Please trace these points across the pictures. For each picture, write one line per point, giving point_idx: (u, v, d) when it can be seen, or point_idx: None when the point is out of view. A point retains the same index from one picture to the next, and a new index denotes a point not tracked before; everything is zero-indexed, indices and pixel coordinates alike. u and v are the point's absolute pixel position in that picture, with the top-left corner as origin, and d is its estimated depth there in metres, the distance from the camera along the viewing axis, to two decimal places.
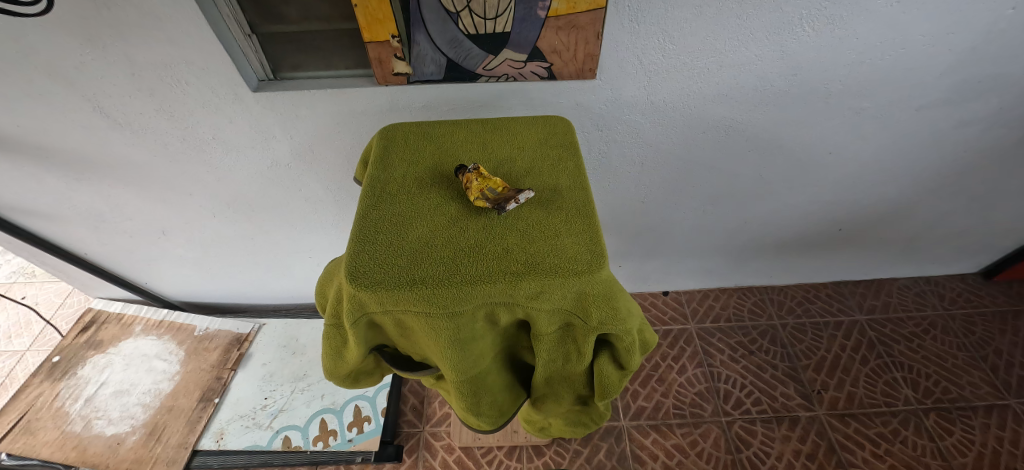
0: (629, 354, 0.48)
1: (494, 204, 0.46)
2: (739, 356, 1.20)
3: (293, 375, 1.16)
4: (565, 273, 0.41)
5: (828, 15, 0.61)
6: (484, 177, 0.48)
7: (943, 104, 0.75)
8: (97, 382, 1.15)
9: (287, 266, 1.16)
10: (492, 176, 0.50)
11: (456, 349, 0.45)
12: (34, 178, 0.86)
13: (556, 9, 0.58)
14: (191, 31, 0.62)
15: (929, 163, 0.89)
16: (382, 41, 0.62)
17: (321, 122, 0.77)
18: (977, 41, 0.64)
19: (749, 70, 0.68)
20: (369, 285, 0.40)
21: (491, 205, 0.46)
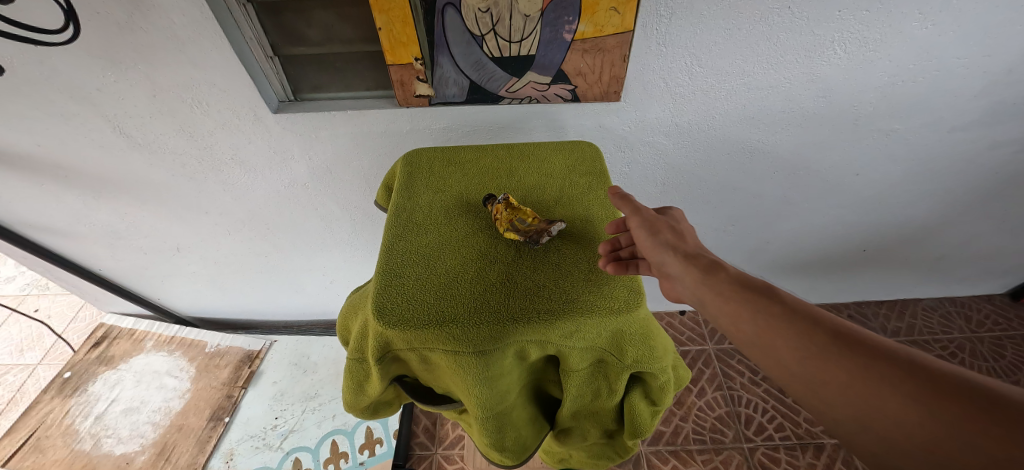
0: (664, 392, 0.46)
1: (525, 236, 0.45)
2: (759, 379, 1.16)
3: (304, 394, 1.14)
4: (601, 312, 0.39)
5: (860, 37, 0.59)
6: (514, 208, 0.47)
7: (977, 126, 0.73)
8: (108, 399, 1.14)
9: (300, 283, 1.15)
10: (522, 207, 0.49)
11: (484, 387, 0.43)
12: (53, 196, 0.86)
13: (583, 32, 0.57)
14: (216, 54, 0.62)
15: (960, 185, 0.87)
16: (405, 63, 0.62)
17: (340, 143, 0.76)
18: (1013, 63, 0.62)
19: (776, 92, 0.67)
20: (398, 323, 0.38)
21: (522, 237, 0.44)
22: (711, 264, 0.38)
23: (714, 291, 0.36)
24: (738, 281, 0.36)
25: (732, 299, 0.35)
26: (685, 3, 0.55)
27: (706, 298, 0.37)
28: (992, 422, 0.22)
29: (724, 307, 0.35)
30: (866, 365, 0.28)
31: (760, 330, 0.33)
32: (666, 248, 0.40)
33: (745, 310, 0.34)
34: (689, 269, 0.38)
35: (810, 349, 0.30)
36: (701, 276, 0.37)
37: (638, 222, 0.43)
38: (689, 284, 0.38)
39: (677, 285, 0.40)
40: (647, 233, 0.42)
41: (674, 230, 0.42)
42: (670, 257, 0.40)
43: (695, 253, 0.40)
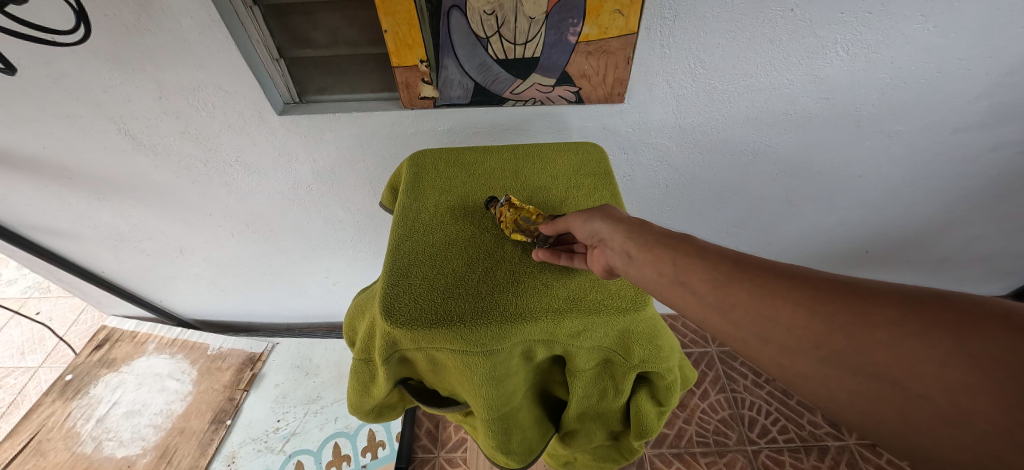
0: (670, 392, 0.46)
1: (533, 237, 0.46)
2: (762, 381, 1.16)
3: (307, 396, 1.14)
4: (608, 311, 0.39)
5: (861, 39, 0.60)
6: (517, 207, 0.48)
7: (979, 127, 0.73)
8: (109, 401, 1.14)
9: (302, 285, 1.15)
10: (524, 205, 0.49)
11: (490, 388, 0.43)
12: (57, 198, 0.86)
13: (587, 34, 0.58)
14: (222, 56, 0.62)
15: (962, 186, 0.87)
16: (410, 66, 0.62)
17: (344, 145, 0.77)
18: (1015, 65, 0.63)
19: (779, 94, 0.67)
20: (405, 323, 0.38)
21: (531, 239, 0.46)
22: (640, 223, 0.38)
23: (635, 240, 0.35)
24: (660, 234, 0.35)
25: (654, 247, 0.34)
26: (688, 5, 0.56)
27: (627, 250, 0.35)
28: (941, 325, 0.19)
29: (644, 254, 0.34)
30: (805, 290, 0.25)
31: (675, 267, 0.31)
32: (595, 222, 0.40)
33: (664, 253, 0.32)
34: (618, 229, 0.37)
35: (721, 277, 0.28)
36: (627, 231, 0.36)
37: (575, 216, 0.43)
38: (615, 242, 0.37)
39: (605, 251, 0.38)
40: (581, 219, 0.42)
41: (606, 209, 0.42)
42: (601, 226, 0.39)
43: (625, 218, 0.39)
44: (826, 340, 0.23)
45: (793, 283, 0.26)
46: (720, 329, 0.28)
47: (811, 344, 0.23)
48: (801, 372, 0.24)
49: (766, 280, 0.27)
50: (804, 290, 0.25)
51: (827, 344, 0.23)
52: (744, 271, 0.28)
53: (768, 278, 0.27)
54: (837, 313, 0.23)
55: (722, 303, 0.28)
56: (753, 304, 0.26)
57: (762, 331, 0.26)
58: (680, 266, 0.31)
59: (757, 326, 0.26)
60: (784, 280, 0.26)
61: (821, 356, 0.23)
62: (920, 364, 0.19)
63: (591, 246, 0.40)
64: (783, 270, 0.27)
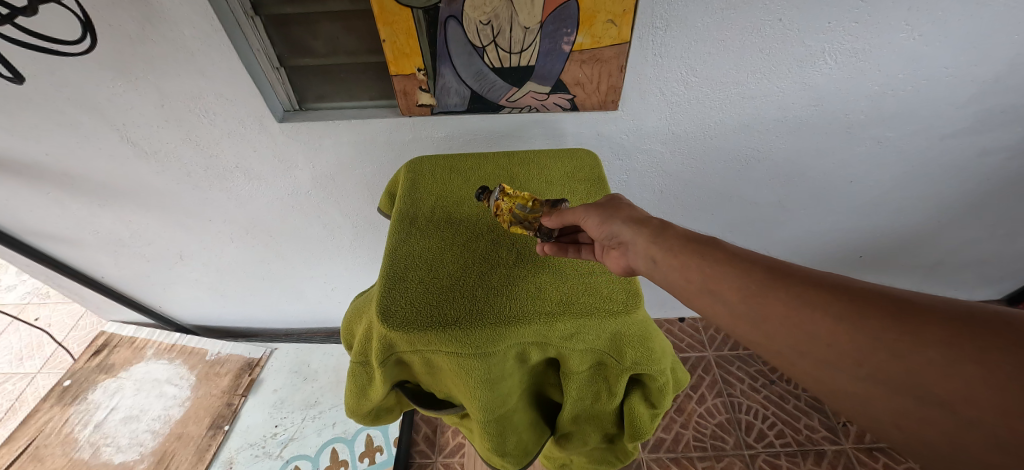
0: (662, 394, 0.47)
1: (535, 230, 0.48)
2: (759, 386, 1.16)
3: (304, 401, 1.14)
4: (600, 314, 0.40)
5: (849, 48, 0.61)
6: (512, 197, 0.48)
7: (968, 133, 0.74)
8: (107, 407, 1.14)
9: (301, 290, 1.16)
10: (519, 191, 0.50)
11: (485, 390, 0.44)
12: (59, 204, 0.87)
13: (581, 43, 0.60)
14: (224, 65, 0.64)
15: (954, 191, 0.88)
16: (408, 74, 0.64)
17: (343, 152, 0.78)
18: (1001, 72, 0.64)
19: (770, 101, 0.69)
20: (402, 326, 0.39)
21: (534, 233, 0.48)
22: (663, 225, 0.39)
23: (664, 247, 0.37)
24: (684, 237, 0.37)
25: (682, 254, 0.35)
26: (679, 15, 0.57)
27: (655, 256, 0.37)
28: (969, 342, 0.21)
29: (673, 261, 0.36)
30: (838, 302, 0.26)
31: (708, 276, 0.33)
32: (615, 222, 0.41)
33: (690, 260, 0.34)
34: (642, 232, 0.38)
35: (755, 288, 0.30)
36: (652, 236, 0.38)
37: (590, 213, 0.43)
38: (640, 246, 0.38)
39: (628, 252, 0.40)
40: (598, 217, 0.42)
41: (621, 205, 0.43)
42: (622, 227, 0.40)
43: (645, 219, 0.40)
44: (861, 353, 0.24)
45: (828, 295, 0.27)
46: (756, 338, 0.30)
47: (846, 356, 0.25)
48: (836, 380, 0.26)
49: (800, 290, 0.28)
50: (839, 303, 0.26)
51: (862, 356, 0.25)
52: (778, 281, 0.30)
53: (803, 288, 0.28)
54: (873, 326, 0.24)
55: (757, 314, 0.30)
56: (788, 316, 0.28)
57: (798, 342, 0.27)
58: (712, 276, 0.33)
59: (793, 338, 0.28)
60: (818, 290, 0.28)
61: (856, 365, 0.25)
62: (952, 381, 0.21)
63: (610, 246, 0.42)
64: (817, 279, 0.29)
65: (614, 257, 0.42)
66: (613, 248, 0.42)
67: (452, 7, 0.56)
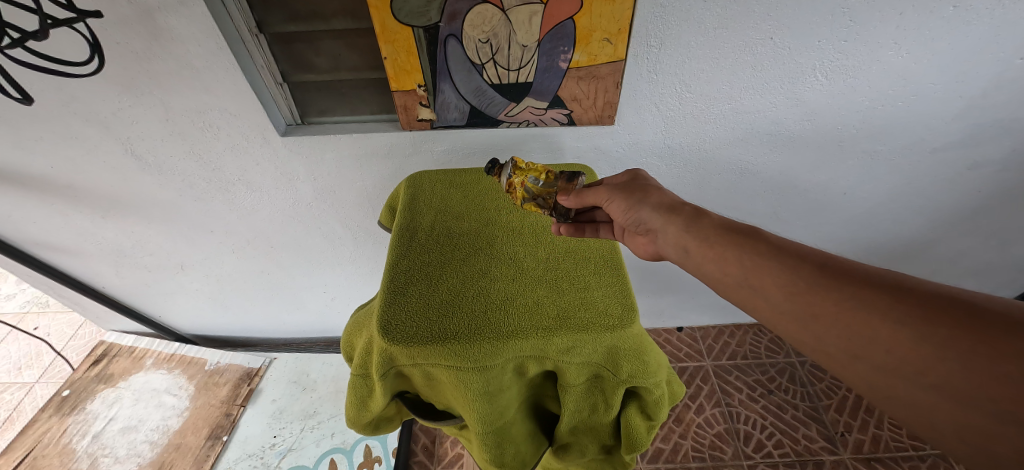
0: (658, 406, 0.47)
1: (552, 208, 0.53)
2: (757, 395, 1.16)
3: (303, 412, 1.14)
4: (596, 328, 0.41)
5: (839, 65, 0.63)
6: (525, 173, 0.52)
7: (958, 146, 0.76)
8: (106, 417, 1.14)
9: (301, 300, 1.16)
10: (529, 165, 0.53)
11: (484, 402, 0.44)
12: (62, 215, 0.88)
13: (578, 61, 0.61)
14: (229, 81, 0.65)
15: (946, 203, 0.89)
16: (408, 90, 0.65)
17: (345, 165, 0.79)
18: (987, 89, 0.66)
19: (762, 116, 0.70)
20: (402, 340, 0.40)
21: (551, 211, 0.54)
22: (695, 214, 0.40)
23: (702, 239, 0.38)
24: (718, 226, 0.38)
25: (717, 244, 0.37)
26: (673, 34, 0.59)
27: (690, 246, 0.39)
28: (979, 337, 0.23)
29: (710, 254, 0.37)
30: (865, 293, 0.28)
31: (749, 272, 0.34)
32: (642, 208, 0.44)
33: (728, 252, 0.36)
34: (672, 221, 0.41)
35: (804, 287, 0.31)
36: (686, 226, 0.40)
37: (616, 198, 0.47)
38: (670, 234, 0.41)
39: (657, 238, 0.43)
40: (624, 203, 0.46)
41: (649, 190, 0.46)
42: (649, 214, 0.43)
43: (676, 205, 0.43)
44: (924, 361, 0.25)
45: (889, 297, 0.27)
46: (804, 336, 0.31)
47: (907, 363, 0.25)
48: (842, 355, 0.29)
49: (856, 291, 0.28)
50: (904, 308, 0.26)
51: (926, 364, 0.25)
52: (830, 280, 0.30)
53: (860, 288, 0.28)
54: (940, 334, 0.24)
55: (806, 313, 0.30)
56: (841, 317, 0.28)
57: (852, 345, 0.28)
58: (757, 272, 0.34)
59: (849, 340, 0.28)
60: (876, 292, 0.28)
61: (917, 373, 0.25)
62: (952, 367, 0.24)
63: (639, 231, 0.45)
64: (876, 279, 0.29)
65: (640, 238, 0.46)
66: (640, 232, 0.45)
67: (451, 26, 0.57)
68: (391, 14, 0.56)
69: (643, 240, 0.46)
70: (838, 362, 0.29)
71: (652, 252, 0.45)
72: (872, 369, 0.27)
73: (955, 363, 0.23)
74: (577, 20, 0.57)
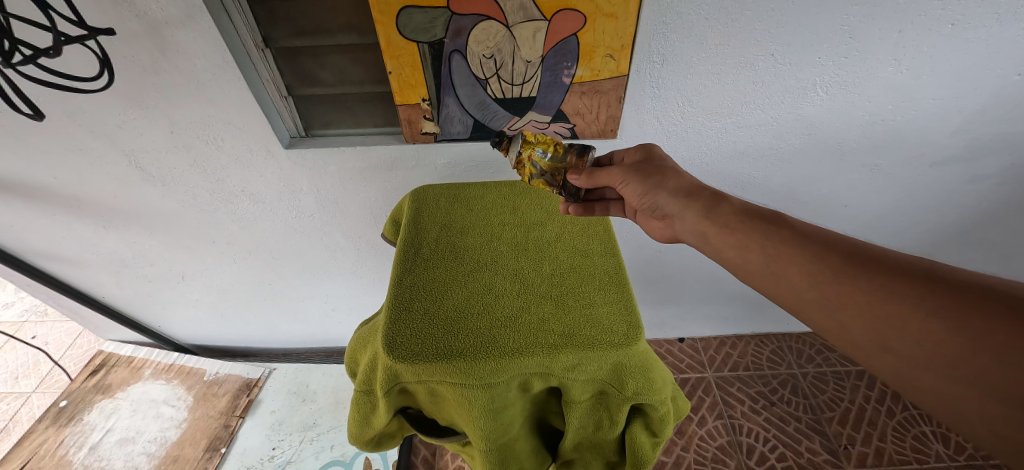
0: (664, 424, 0.47)
1: (560, 184, 0.55)
2: (760, 407, 1.16)
3: (303, 423, 1.13)
4: (601, 346, 0.41)
5: (839, 81, 0.64)
6: (535, 147, 0.52)
7: (957, 160, 0.77)
8: (103, 429, 1.12)
9: (302, 311, 1.16)
10: (539, 137, 0.53)
11: (488, 419, 0.44)
12: (65, 226, 0.88)
13: (581, 76, 0.62)
14: (235, 94, 0.66)
15: (947, 215, 0.89)
16: (413, 104, 0.66)
17: (348, 176, 0.80)
18: (986, 104, 0.67)
19: (763, 129, 0.71)
20: (406, 358, 0.40)
21: (559, 187, 0.55)
22: (714, 199, 0.42)
23: (723, 226, 0.40)
24: (738, 212, 0.40)
25: (739, 230, 0.38)
26: (676, 50, 0.60)
27: (710, 233, 0.41)
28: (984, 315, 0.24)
29: (732, 240, 0.39)
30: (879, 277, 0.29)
31: (773, 259, 0.35)
32: (658, 193, 0.47)
33: (748, 237, 0.38)
34: (690, 207, 0.43)
35: (829, 275, 0.31)
36: (705, 213, 0.42)
37: (632, 181, 0.49)
38: (689, 220, 0.43)
39: (676, 223, 0.45)
40: (641, 186, 0.48)
41: (666, 174, 0.48)
42: (666, 199, 0.46)
43: (694, 190, 0.44)
44: (954, 351, 0.25)
45: (920, 287, 0.27)
46: (832, 324, 0.32)
47: (935, 352, 0.26)
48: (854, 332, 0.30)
49: (884, 280, 0.29)
50: (935, 298, 0.26)
51: (956, 355, 0.25)
52: (858, 268, 0.31)
53: (873, 274, 0.30)
54: (974, 325, 0.24)
55: (833, 301, 0.31)
56: (867, 305, 0.29)
57: (880, 335, 0.29)
58: (783, 260, 0.35)
59: (875, 328, 0.29)
60: (906, 281, 0.28)
61: (947, 365, 0.25)
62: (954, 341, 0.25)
63: (656, 215, 0.48)
64: (908, 269, 0.29)
65: (656, 220, 0.49)
66: (656, 215, 0.48)
67: (456, 42, 0.58)
68: (396, 30, 0.57)
69: (659, 222, 0.49)
70: (850, 337, 0.31)
71: (669, 234, 0.48)
72: (898, 359, 0.28)
73: (986, 355, 0.23)
74: (580, 36, 0.57)
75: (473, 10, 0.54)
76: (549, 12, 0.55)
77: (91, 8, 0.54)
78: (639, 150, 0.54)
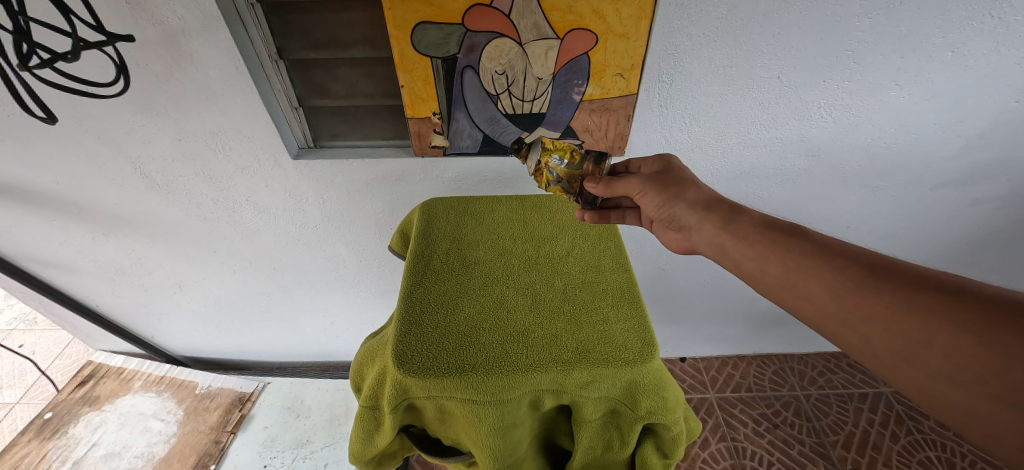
0: (676, 444, 0.46)
1: (577, 192, 0.55)
2: (763, 430, 1.14)
3: (296, 440, 1.10)
4: (616, 362, 0.40)
5: (843, 103, 0.65)
6: (550, 154, 0.53)
7: (957, 184, 0.78)
8: (88, 443, 1.08)
9: (299, 323, 1.14)
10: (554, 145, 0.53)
11: (498, 437, 0.43)
12: (63, 231, 0.87)
13: (591, 93, 0.63)
14: (247, 103, 0.66)
15: (947, 238, 0.90)
16: (423, 117, 0.66)
17: (355, 187, 0.80)
18: (985, 129, 0.68)
19: (768, 149, 0.72)
20: (418, 371, 0.39)
21: (576, 195, 0.55)
22: (732, 213, 0.42)
23: (740, 238, 0.40)
24: (754, 225, 0.40)
25: (760, 242, 0.38)
26: (684, 71, 0.62)
27: (727, 245, 0.41)
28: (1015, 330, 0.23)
29: (751, 253, 0.38)
30: (907, 294, 0.29)
31: (792, 272, 0.35)
32: (676, 205, 0.46)
33: (770, 251, 0.37)
34: (708, 220, 0.43)
35: (852, 290, 0.31)
36: (723, 225, 0.42)
37: (650, 192, 0.49)
38: (707, 232, 0.43)
39: (693, 235, 0.45)
40: (659, 197, 0.48)
41: (684, 186, 0.47)
42: (684, 211, 0.45)
43: (710, 203, 0.44)
44: (985, 368, 0.24)
45: (947, 301, 0.27)
46: (853, 338, 0.31)
47: (963, 368, 0.25)
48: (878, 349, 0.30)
49: (909, 294, 0.29)
50: (964, 314, 0.26)
51: (987, 372, 0.24)
52: (883, 282, 0.30)
53: (900, 289, 0.29)
54: (1003, 340, 0.23)
55: (856, 316, 0.31)
56: (895, 321, 0.28)
57: (906, 349, 0.28)
58: (803, 273, 0.35)
59: (900, 344, 0.28)
60: (931, 296, 0.28)
61: (979, 382, 0.24)
62: (984, 357, 0.24)
63: (673, 227, 0.48)
64: (935, 284, 0.29)
65: (674, 232, 0.48)
66: (673, 226, 0.48)
67: (469, 57, 0.59)
68: (411, 45, 0.58)
69: (676, 234, 0.48)
70: (876, 355, 0.30)
71: (686, 247, 0.47)
72: (928, 375, 0.27)
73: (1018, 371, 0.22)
74: (591, 55, 0.59)
75: (486, 27, 0.56)
76: (561, 31, 0.56)
77: (110, 16, 0.55)
78: (656, 161, 0.54)
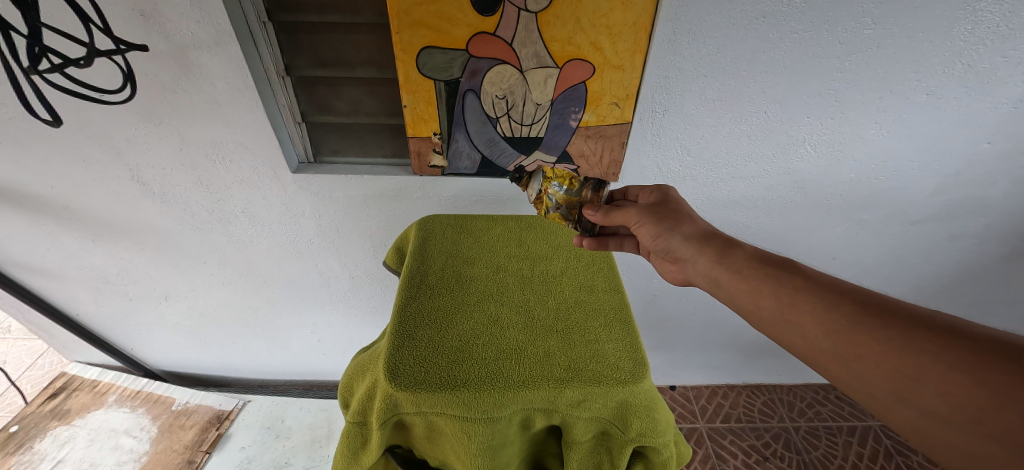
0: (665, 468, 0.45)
1: (574, 218, 0.56)
2: (753, 462, 1.12)
3: (273, 462, 1.06)
4: (608, 382, 0.40)
5: (825, 138, 0.69)
6: (552, 179, 0.54)
7: (936, 220, 0.81)
8: (54, 459, 1.03)
9: (286, 340, 1.11)
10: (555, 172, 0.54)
11: (486, 458, 0.42)
12: (51, 236, 0.86)
13: (588, 120, 0.66)
14: (250, 117, 0.68)
15: (929, 273, 0.93)
16: (424, 136, 0.68)
17: (351, 203, 0.80)
18: (960, 168, 0.72)
19: (755, 180, 0.75)
20: (409, 385, 0.39)
21: (574, 221, 0.56)
22: (726, 246, 0.44)
23: (735, 271, 0.41)
24: (747, 259, 0.41)
25: (753, 275, 0.39)
26: (676, 103, 0.65)
27: (722, 277, 0.42)
28: (1004, 371, 0.24)
29: (744, 286, 0.40)
30: (897, 333, 0.29)
31: (785, 306, 0.36)
32: (672, 237, 0.48)
33: (762, 284, 0.38)
34: (703, 253, 0.44)
35: (843, 325, 0.32)
36: (718, 258, 0.43)
37: (647, 223, 0.50)
38: (702, 265, 0.44)
39: (688, 267, 0.46)
40: (654, 229, 0.49)
41: (681, 218, 0.49)
42: (679, 243, 0.47)
43: (706, 236, 0.46)
44: (978, 408, 0.24)
45: (938, 341, 0.28)
46: (846, 373, 0.32)
47: (958, 406, 0.25)
48: (872, 385, 0.30)
49: (901, 333, 0.29)
50: (954, 352, 0.26)
51: (981, 412, 0.24)
52: (873, 318, 0.31)
53: (891, 327, 0.30)
54: (996, 380, 0.24)
55: (849, 352, 0.31)
56: (888, 357, 0.29)
57: (901, 387, 0.28)
58: (795, 307, 0.36)
59: (894, 380, 0.29)
60: (923, 335, 0.28)
61: (972, 421, 0.25)
62: (977, 396, 0.24)
63: (670, 259, 0.49)
64: (925, 321, 0.29)
65: (670, 264, 0.49)
66: (669, 258, 0.49)
67: (472, 81, 0.62)
68: (415, 67, 0.60)
69: (672, 266, 0.49)
70: (868, 390, 0.30)
71: (681, 279, 0.48)
72: (927, 414, 0.27)
73: (1008, 412, 0.23)
74: (589, 84, 0.62)
75: (489, 54, 0.59)
76: (561, 60, 0.59)
77: (124, 27, 0.57)
78: (654, 191, 0.56)
